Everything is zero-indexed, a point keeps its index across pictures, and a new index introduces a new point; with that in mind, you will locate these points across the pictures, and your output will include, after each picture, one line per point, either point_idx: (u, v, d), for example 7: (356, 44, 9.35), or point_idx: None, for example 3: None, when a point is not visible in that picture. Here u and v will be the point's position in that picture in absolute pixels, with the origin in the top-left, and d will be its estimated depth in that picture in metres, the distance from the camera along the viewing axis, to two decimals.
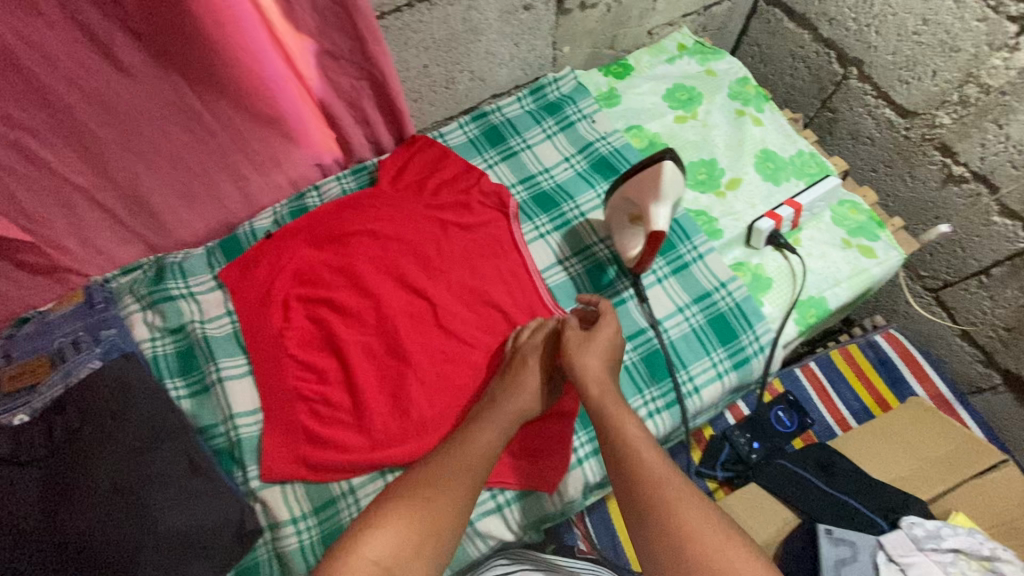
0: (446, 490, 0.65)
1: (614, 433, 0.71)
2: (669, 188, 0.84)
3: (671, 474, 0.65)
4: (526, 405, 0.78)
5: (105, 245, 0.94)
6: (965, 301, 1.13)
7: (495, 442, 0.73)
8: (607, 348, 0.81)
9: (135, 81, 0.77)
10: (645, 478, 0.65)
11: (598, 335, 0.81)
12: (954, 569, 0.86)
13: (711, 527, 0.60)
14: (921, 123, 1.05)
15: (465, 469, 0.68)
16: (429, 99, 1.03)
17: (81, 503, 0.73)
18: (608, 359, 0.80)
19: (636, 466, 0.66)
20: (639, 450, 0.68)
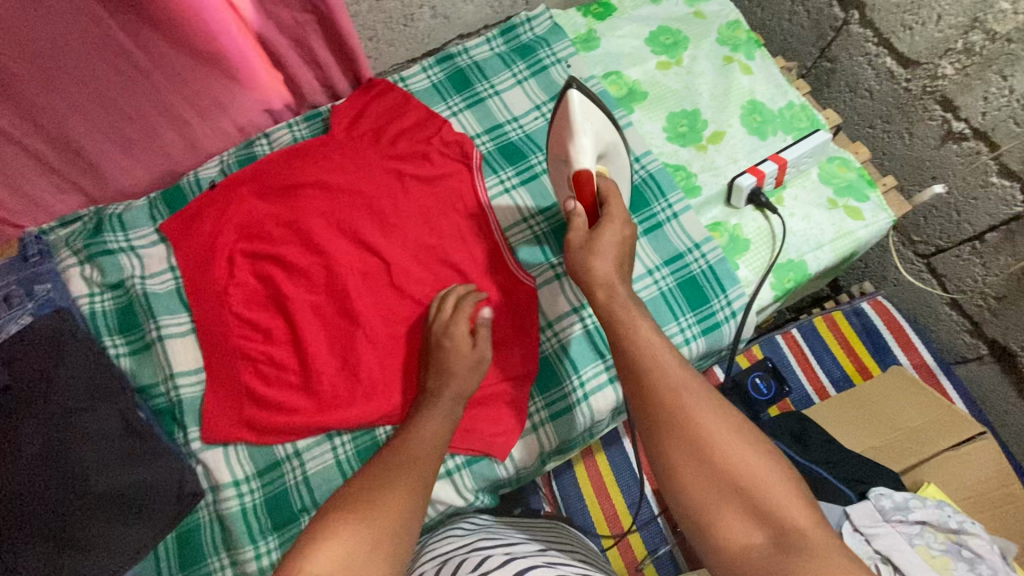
0: (401, 477, 0.57)
1: (628, 340, 0.59)
2: (582, 120, 0.76)
3: (692, 380, 0.55)
4: (462, 384, 0.74)
5: (40, 195, 0.88)
6: (956, 268, 1.06)
7: (441, 432, 0.67)
8: (616, 246, 0.67)
9: (45, 12, 0.68)
10: (663, 385, 0.55)
11: (601, 228, 0.67)
12: (920, 540, 0.82)
13: (736, 437, 0.51)
14: (923, 73, 0.96)
15: (415, 464, 0.60)
16: (386, 38, 0.94)
17: (10, 466, 0.70)
18: (618, 257, 0.67)
19: (652, 374, 0.56)
20: (656, 357, 0.57)
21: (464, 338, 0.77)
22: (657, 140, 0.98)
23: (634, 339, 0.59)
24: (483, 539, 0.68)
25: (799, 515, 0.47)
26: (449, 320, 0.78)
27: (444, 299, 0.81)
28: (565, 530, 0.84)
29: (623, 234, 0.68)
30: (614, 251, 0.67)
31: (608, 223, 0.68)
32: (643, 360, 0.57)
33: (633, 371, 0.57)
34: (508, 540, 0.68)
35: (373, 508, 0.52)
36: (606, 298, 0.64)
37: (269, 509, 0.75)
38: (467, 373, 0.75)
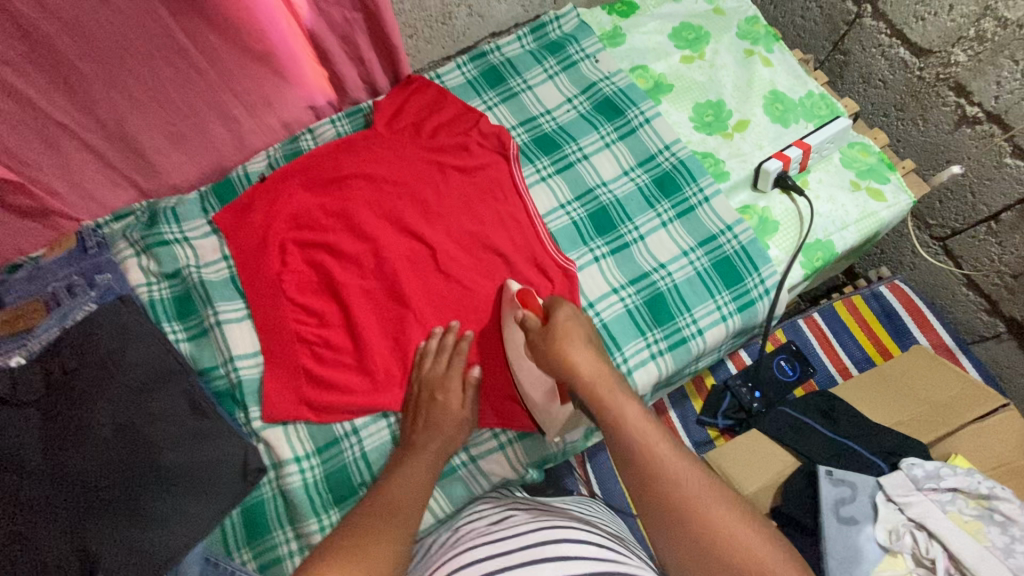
0: (384, 529, 0.61)
1: (628, 434, 0.62)
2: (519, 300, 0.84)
3: (690, 469, 0.60)
4: (449, 437, 0.77)
5: (95, 189, 0.91)
6: (972, 249, 1.10)
7: (423, 477, 0.71)
8: (578, 332, 0.70)
9: (116, 11, 0.72)
10: (664, 480, 0.59)
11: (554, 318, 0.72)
12: (951, 507, 0.86)
13: (733, 522, 0.56)
14: (936, 62, 1.00)
15: (397, 512, 0.64)
16: (425, 35, 0.99)
17: (82, 443, 0.72)
18: (591, 347, 0.70)
19: (654, 468, 0.60)
20: (656, 452, 0.61)
21: (457, 389, 0.79)
22: (685, 129, 1.02)
23: (631, 433, 0.62)
24: (516, 508, 0.73)
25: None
26: (443, 372, 0.80)
27: (427, 346, 0.83)
28: (595, 504, 0.87)
29: (578, 320, 0.72)
30: (580, 339, 0.70)
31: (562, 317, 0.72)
32: (642, 454, 0.61)
33: (635, 463, 0.61)
34: (542, 509, 0.72)
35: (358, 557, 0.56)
36: (590, 389, 0.66)
37: (330, 484, 0.81)
38: (453, 429, 0.77)
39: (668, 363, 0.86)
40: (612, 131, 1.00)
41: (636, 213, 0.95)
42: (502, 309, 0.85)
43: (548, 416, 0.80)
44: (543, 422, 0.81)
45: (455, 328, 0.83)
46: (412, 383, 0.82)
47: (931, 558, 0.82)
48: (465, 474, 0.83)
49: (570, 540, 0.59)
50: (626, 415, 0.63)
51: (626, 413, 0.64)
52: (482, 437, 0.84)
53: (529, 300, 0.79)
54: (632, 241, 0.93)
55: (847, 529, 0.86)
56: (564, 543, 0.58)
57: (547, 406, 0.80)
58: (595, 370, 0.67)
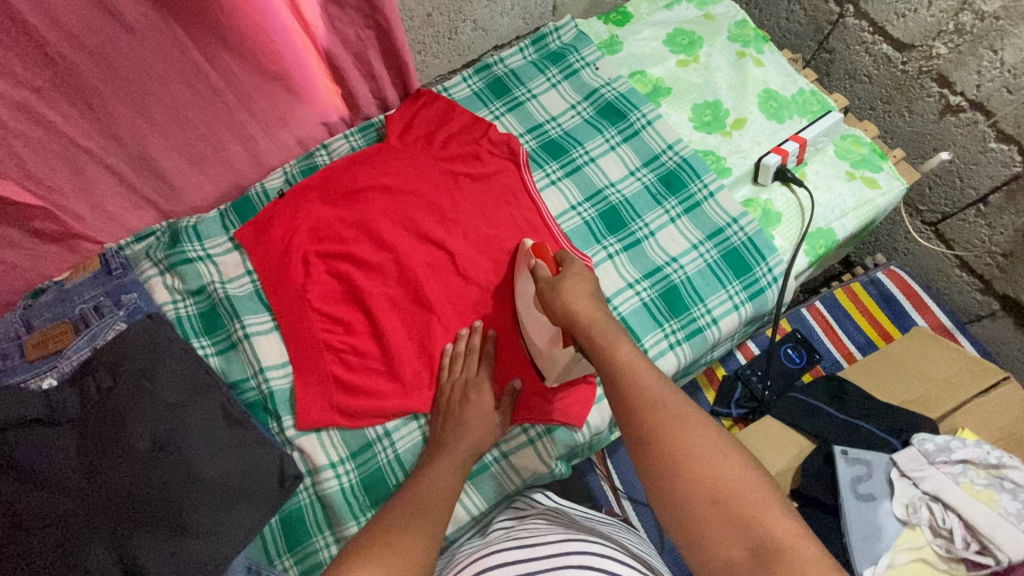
0: (411, 526, 0.62)
1: (622, 370, 0.63)
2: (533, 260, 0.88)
3: (678, 405, 0.59)
4: (477, 441, 0.79)
5: (116, 211, 0.93)
6: (964, 232, 1.15)
7: (452, 482, 0.72)
8: (584, 286, 0.75)
9: (139, 36, 0.75)
10: (652, 413, 0.58)
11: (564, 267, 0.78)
12: (964, 478, 0.87)
13: (721, 459, 0.54)
14: (919, 55, 1.06)
15: (425, 512, 0.65)
16: (433, 50, 1.03)
17: (120, 460, 0.73)
18: (592, 297, 0.74)
19: (642, 399, 0.60)
20: (645, 385, 0.61)
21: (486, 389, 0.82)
22: (685, 129, 1.06)
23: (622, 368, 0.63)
24: (544, 519, 0.73)
25: (769, 524, 0.50)
26: (474, 375, 0.83)
27: (455, 349, 0.85)
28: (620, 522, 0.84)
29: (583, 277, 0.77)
30: (584, 288, 0.76)
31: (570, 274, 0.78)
32: (630, 387, 0.61)
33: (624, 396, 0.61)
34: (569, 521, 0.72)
35: (390, 551, 0.57)
36: (587, 329, 0.69)
37: (366, 488, 0.83)
38: (483, 427, 0.80)
39: (686, 352, 0.90)
40: (616, 134, 1.04)
41: (645, 211, 0.99)
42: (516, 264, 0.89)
43: (551, 362, 0.82)
44: (543, 368, 0.84)
45: (478, 328, 0.85)
46: (442, 385, 0.84)
47: (948, 528, 0.84)
48: (497, 470, 0.86)
49: (577, 552, 0.60)
50: (618, 353, 0.65)
51: (620, 351, 0.65)
52: (513, 434, 0.87)
53: (544, 252, 0.84)
54: (643, 237, 0.97)
55: (865, 506, 0.89)
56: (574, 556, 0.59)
57: (550, 352, 0.81)
58: (592, 316, 0.70)
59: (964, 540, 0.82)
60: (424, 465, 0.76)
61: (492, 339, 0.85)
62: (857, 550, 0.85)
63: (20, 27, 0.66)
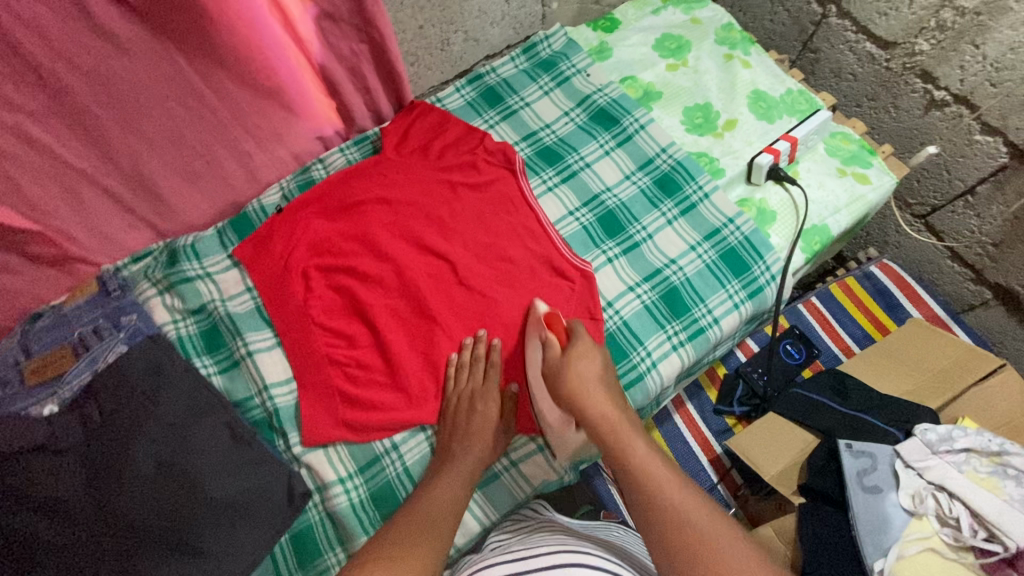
0: (422, 537, 0.63)
1: (639, 473, 0.66)
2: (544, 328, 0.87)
3: (698, 509, 0.62)
4: (484, 450, 0.79)
5: (113, 232, 0.92)
6: (953, 223, 1.17)
7: (457, 495, 0.73)
8: (596, 375, 0.77)
9: (133, 57, 0.75)
10: (673, 519, 0.61)
11: (575, 347, 0.80)
12: (967, 466, 0.89)
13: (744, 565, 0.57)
14: (901, 52, 1.08)
15: (431, 527, 0.66)
16: (425, 62, 1.04)
17: (126, 483, 0.72)
18: (603, 384, 0.77)
19: (662, 506, 0.63)
20: (664, 490, 0.64)
21: (492, 399, 0.82)
22: (678, 132, 1.08)
23: (639, 471, 0.66)
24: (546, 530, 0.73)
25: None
26: (480, 384, 0.83)
27: (461, 359, 0.85)
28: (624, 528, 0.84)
29: (597, 363, 0.79)
30: (594, 372, 0.78)
31: (583, 357, 0.79)
32: (649, 490, 0.64)
33: (643, 503, 0.64)
34: (574, 533, 0.72)
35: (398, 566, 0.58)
36: (600, 428, 0.72)
37: (375, 502, 0.82)
38: (491, 437, 0.80)
39: (690, 353, 0.90)
40: (610, 139, 1.05)
41: (642, 214, 0.99)
42: (525, 329, 0.87)
43: (561, 441, 0.83)
44: (555, 447, 0.84)
45: (483, 337, 0.85)
46: (449, 395, 0.84)
47: (955, 517, 0.85)
48: (508, 478, 0.86)
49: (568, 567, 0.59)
50: (635, 455, 0.68)
51: (635, 452, 0.69)
52: (522, 443, 0.87)
53: (557, 324, 0.84)
54: (642, 240, 0.98)
55: (872, 498, 0.89)
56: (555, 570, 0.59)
57: (561, 433, 0.83)
58: (605, 411, 0.73)
59: (971, 528, 0.84)
60: (430, 476, 0.76)
61: (498, 348, 0.85)
62: (866, 542, 0.86)
63: (14, 51, 0.66)
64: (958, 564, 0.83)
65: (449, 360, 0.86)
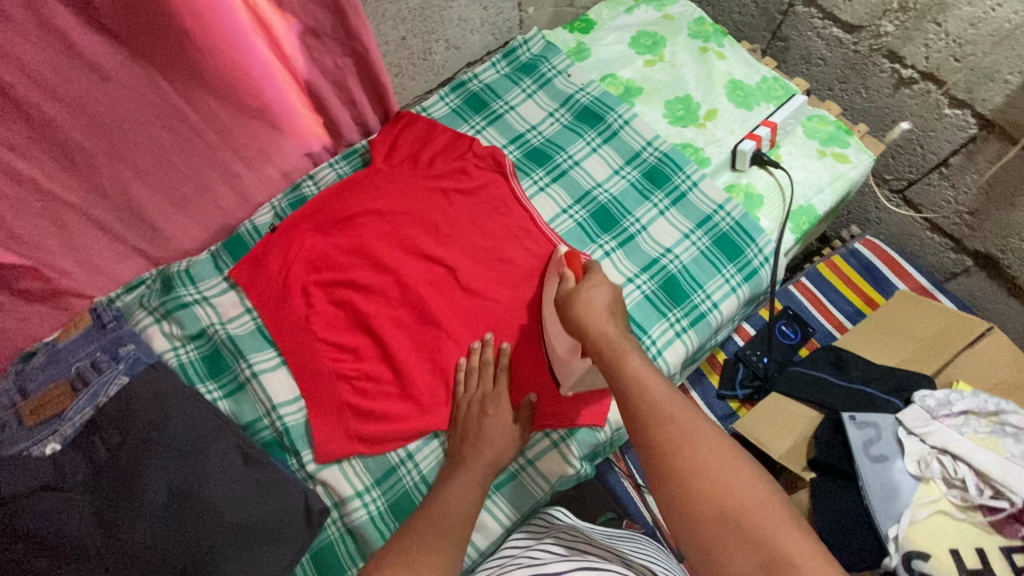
0: (434, 546, 0.62)
1: (637, 388, 0.63)
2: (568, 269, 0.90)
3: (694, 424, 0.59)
4: (498, 454, 0.78)
5: (104, 264, 0.91)
6: (929, 195, 1.20)
7: (473, 498, 0.72)
8: (603, 302, 0.73)
9: (116, 85, 0.74)
10: (661, 432, 0.59)
11: (591, 276, 0.77)
12: (967, 428, 0.90)
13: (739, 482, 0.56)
14: (867, 35, 1.12)
15: (445, 531, 0.65)
16: (409, 72, 1.05)
17: (139, 515, 0.70)
18: (608, 312, 0.73)
19: (658, 417, 0.60)
20: (659, 403, 0.61)
21: (504, 402, 0.82)
22: (661, 125, 1.10)
23: (635, 384, 0.63)
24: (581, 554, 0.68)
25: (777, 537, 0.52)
26: (491, 389, 0.83)
27: (469, 363, 0.85)
28: (647, 542, 0.82)
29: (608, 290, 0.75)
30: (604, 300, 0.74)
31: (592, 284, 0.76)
32: (646, 404, 0.62)
33: (640, 416, 0.61)
34: (587, 544, 0.72)
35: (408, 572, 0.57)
36: (600, 346, 0.69)
37: (395, 513, 0.81)
38: (504, 442, 0.79)
39: (693, 339, 0.92)
40: (596, 136, 1.07)
41: (634, 206, 1.01)
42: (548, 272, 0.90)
43: (567, 371, 0.83)
44: (561, 375, 0.84)
45: (491, 342, 0.85)
46: (459, 401, 0.84)
47: (961, 477, 0.86)
48: (525, 477, 0.86)
49: None
50: (632, 370, 0.65)
51: (634, 369, 0.65)
52: (537, 440, 0.87)
53: (574, 262, 0.84)
54: (636, 232, 0.99)
55: (880, 468, 0.90)
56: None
57: (568, 361, 0.83)
58: (607, 332, 0.70)
59: (977, 487, 0.85)
60: (445, 481, 0.76)
61: (507, 351, 0.84)
62: (878, 511, 0.87)
63: None
64: (967, 523, 0.84)
65: (458, 365, 0.86)
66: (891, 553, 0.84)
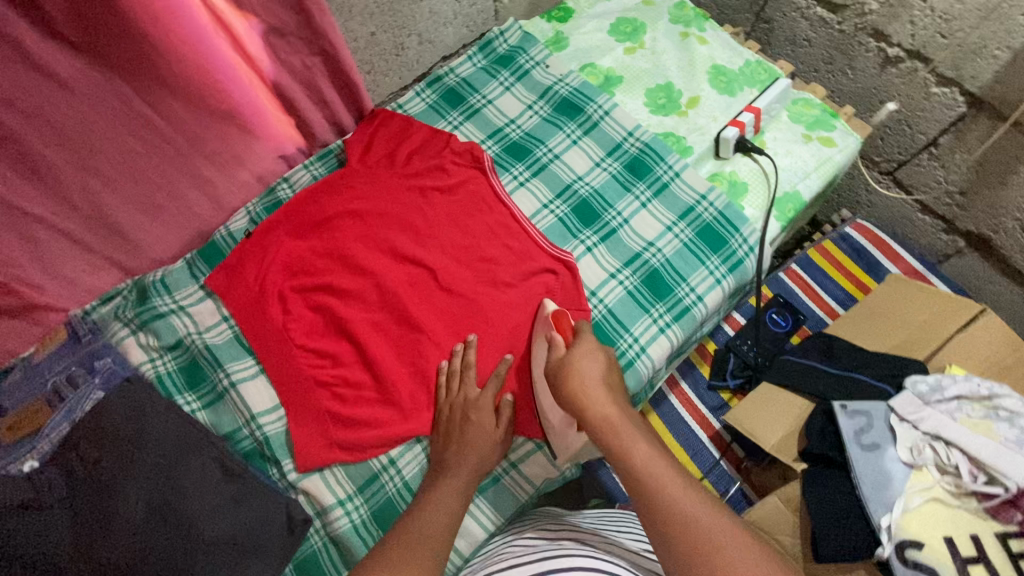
0: (414, 557, 0.60)
1: (652, 482, 0.61)
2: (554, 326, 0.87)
3: (714, 521, 0.58)
4: (483, 457, 0.77)
5: (77, 276, 0.89)
6: (919, 176, 1.18)
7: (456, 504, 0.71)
8: (600, 380, 0.72)
9: (78, 94, 0.72)
10: (667, 509, 0.59)
11: (579, 346, 0.76)
12: (960, 413, 0.89)
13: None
14: (852, 14, 1.10)
15: (430, 545, 0.63)
16: (381, 69, 1.03)
17: (115, 532, 0.69)
18: (604, 384, 0.72)
19: (678, 517, 0.58)
20: (678, 501, 0.59)
21: (487, 407, 0.80)
22: (642, 114, 1.08)
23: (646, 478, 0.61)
24: (565, 540, 0.68)
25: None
26: (473, 392, 0.81)
27: (451, 366, 0.83)
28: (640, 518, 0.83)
29: (606, 365, 0.75)
30: (597, 374, 0.73)
31: (587, 352, 0.76)
32: (663, 500, 0.59)
33: (656, 515, 0.59)
34: (575, 531, 0.71)
35: None
36: (600, 428, 0.67)
37: (378, 519, 0.81)
38: (487, 448, 0.78)
39: (678, 334, 0.91)
40: (576, 128, 1.05)
41: (616, 199, 0.99)
42: (535, 327, 0.87)
43: (563, 443, 0.82)
44: (555, 447, 0.83)
45: (473, 343, 0.84)
46: (441, 405, 0.82)
47: (954, 464, 0.85)
48: (508, 481, 0.85)
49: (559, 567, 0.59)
50: (640, 460, 0.63)
51: (638, 452, 0.64)
52: (521, 443, 0.86)
53: (563, 325, 0.83)
54: (618, 226, 0.97)
55: (871, 455, 0.89)
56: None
57: (563, 433, 0.81)
58: (606, 411, 0.68)
59: (971, 474, 0.84)
60: (427, 486, 0.74)
61: (508, 361, 0.82)
62: (870, 500, 0.86)
63: None
64: (961, 510, 0.83)
65: (439, 367, 0.84)
66: (884, 542, 0.82)
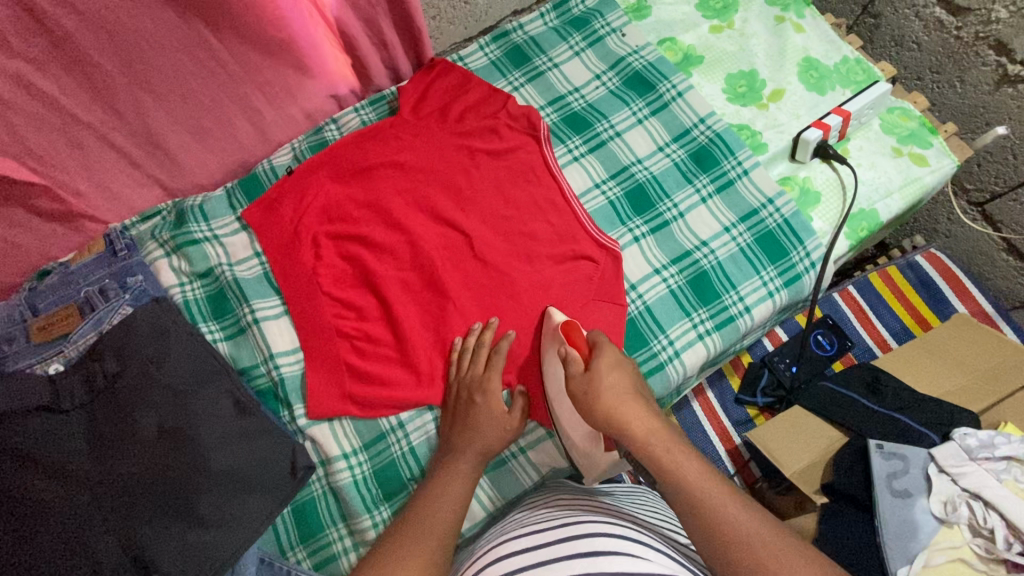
0: (418, 539, 0.59)
1: (700, 497, 0.56)
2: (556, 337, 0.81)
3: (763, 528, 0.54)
4: (493, 439, 0.74)
5: (119, 188, 0.89)
6: (1013, 213, 1.06)
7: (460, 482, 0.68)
8: (626, 388, 0.66)
9: (139, 5, 0.69)
10: (716, 516, 0.55)
11: (598, 363, 0.68)
12: (1007, 475, 0.81)
13: None
14: (975, 19, 0.97)
15: (436, 524, 0.61)
16: (447, 15, 0.98)
17: (127, 447, 0.70)
18: (637, 397, 0.66)
19: (735, 534, 0.53)
20: (735, 517, 0.55)
21: (495, 393, 0.76)
22: (718, 101, 0.99)
23: (698, 494, 0.57)
24: (582, 507, 0.64)
25: None
26: (480, 374, 0.78)
27: (464, 344, 0.80)
28: (654, 495, 0.80)
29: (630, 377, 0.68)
30: (626, 388, 0.66)
31: (608, 371, 0.67)
32: (712, 513, 0.55)
33: (706, 528, 0.55)
34: (590, 502, 0.68)
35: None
36: (644, 446, 0.61)
37: (380, 480, 0.81)
38: (496, 435, 0.74)
39: (716, 343, 0.85)
40: (644, 106, 0.97)
41: (674, 189, 0.93)
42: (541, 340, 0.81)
43: (589, 461, 0.78)
44: (582, 465, 0.79)
45: (493, 326, 0.81)
46: (450, 381, 0.80)
47: (989, 528, 0.78)
48: (515, 464, 0.83)
49: (576, 527, 0.55)
50: (686, 472, 0.58)
51: (685, 467, 0.59)
52: (532, 428, 0.84)
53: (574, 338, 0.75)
54: (672, 219, 0.91)
55: (900, 502, 0.82)
56: (568, 546, 0.52)
57: (590, 452, 0.77)
58: (650, 429, 0.62)
59: (1006, 540, 0.77)
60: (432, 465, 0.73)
61: (510, 339, 0.79)
62: (891, 549, 0.79)
63: None
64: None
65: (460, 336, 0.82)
66: None
